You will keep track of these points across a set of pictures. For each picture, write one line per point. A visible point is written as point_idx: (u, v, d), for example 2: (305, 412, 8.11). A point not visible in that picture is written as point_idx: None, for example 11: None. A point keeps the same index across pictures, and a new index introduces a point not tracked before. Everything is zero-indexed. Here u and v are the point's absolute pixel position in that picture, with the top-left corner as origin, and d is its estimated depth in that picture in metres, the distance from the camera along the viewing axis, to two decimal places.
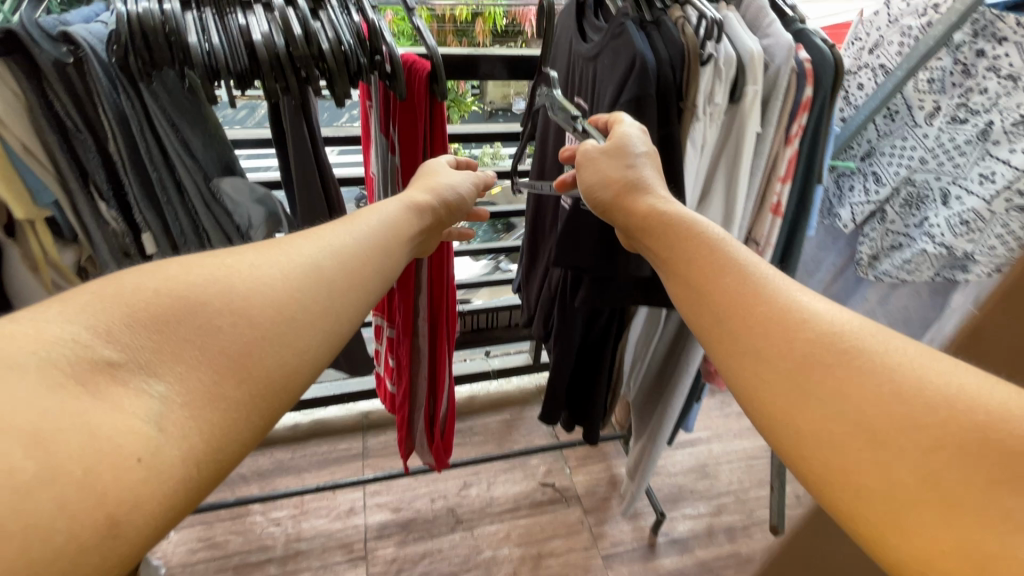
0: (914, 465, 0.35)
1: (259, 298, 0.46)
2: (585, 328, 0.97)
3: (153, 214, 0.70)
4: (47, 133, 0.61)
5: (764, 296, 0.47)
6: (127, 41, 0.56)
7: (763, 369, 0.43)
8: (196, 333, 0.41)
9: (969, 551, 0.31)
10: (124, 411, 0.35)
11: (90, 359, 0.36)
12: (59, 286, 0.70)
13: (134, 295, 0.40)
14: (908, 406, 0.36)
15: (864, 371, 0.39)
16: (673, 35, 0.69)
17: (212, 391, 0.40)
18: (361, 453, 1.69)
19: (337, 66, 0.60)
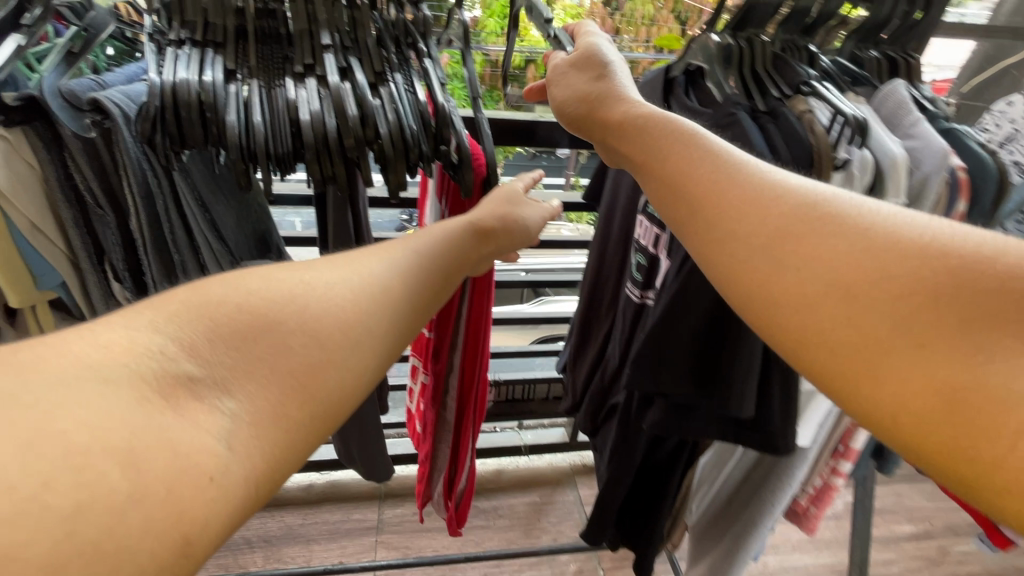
0: (888, 312, 0.31)
1: (330, 319, 0.34)
2: (648, 449, 0.83)
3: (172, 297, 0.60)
4: (62, 209, 0.53)
5: (741, 180, 0.40)
6: (155, 117, 0.48)
7: (740, 249, 0.38)
8: (273, 343, 0.31)
9: (945, 393, 0.29)
10: (215, 427, 0.27)
11: (172, 369, 0.28)
12: None
13: (217, 302, 0.31)
14: (883, 255, 0.33)
15: (838, 232, 0.35)
16: (799, 131, 0.57)
17: (283, 405, 0.30)
18: (376, 527, 1.54)
19: (394, 154, 0.51)
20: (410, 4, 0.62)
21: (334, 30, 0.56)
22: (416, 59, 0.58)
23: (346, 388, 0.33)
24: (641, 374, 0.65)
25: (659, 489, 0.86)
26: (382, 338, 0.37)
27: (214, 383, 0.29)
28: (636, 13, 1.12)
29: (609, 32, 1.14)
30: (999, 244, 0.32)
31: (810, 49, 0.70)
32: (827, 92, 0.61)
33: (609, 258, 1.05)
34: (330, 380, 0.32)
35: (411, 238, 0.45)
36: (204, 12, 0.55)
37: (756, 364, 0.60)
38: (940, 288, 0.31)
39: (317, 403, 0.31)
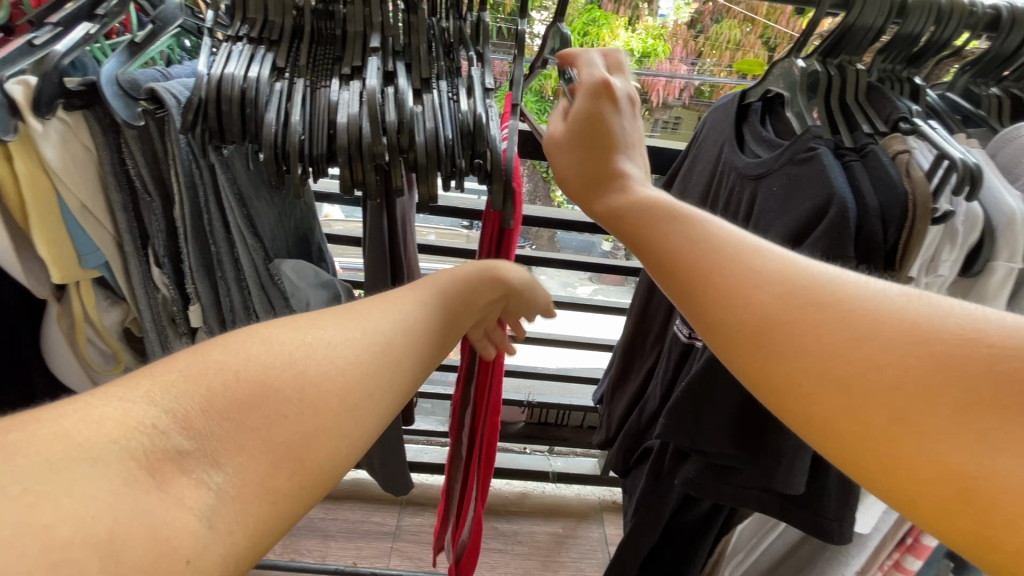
0: (884, 399, 0.27)
1: (331, 384, 0.32)
2: (676, 509, 0.75)
3: (205, 284, 0.60)
4: (112, 191, 0.54)
5: (726, 257, 0.35)
6: (198, 108, 0.48)
7: (728, 339, 0.33)
8: (270, 409, 0.30)
9: (957, 485, 0.25)
10: (201, 504, 0.26)
11: (164, 444, 0.27)
12: (98, 347, 0.62)
13: (212, 373, 0.30)
14: (871, 348, 0.28)
15: (818, 317, 0.31)
16: (889, 175, 0.49)
17: (272, 476, 0.29)
18: (393, 533, 1.52)
19: (427, 163, 0.48)
20: (471, 14, 0.61)
21: (387, 36, 0.55)
22: (467, 66, 0.55)
23: (339, 458, 0.32)
24: (676, 431, 0.58)
25: (687, 550, 0.78)
26: (381, 403, 0.35)
27: (205, 455, 0.28)
28: (720, 37, 1.06)
29: (690, 54, 1.09)
30: (997, 319, 0.27)
31: (914, 81, 0.62)
32: (932, 131, 0.52)
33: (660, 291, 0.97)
34: (322, 450, 0.31)
35: (420, 288, 0.44)
36: (265, 11, 0.56)
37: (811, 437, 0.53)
38: (937, 362, 0.27)
39: (306, 473, 0.30)
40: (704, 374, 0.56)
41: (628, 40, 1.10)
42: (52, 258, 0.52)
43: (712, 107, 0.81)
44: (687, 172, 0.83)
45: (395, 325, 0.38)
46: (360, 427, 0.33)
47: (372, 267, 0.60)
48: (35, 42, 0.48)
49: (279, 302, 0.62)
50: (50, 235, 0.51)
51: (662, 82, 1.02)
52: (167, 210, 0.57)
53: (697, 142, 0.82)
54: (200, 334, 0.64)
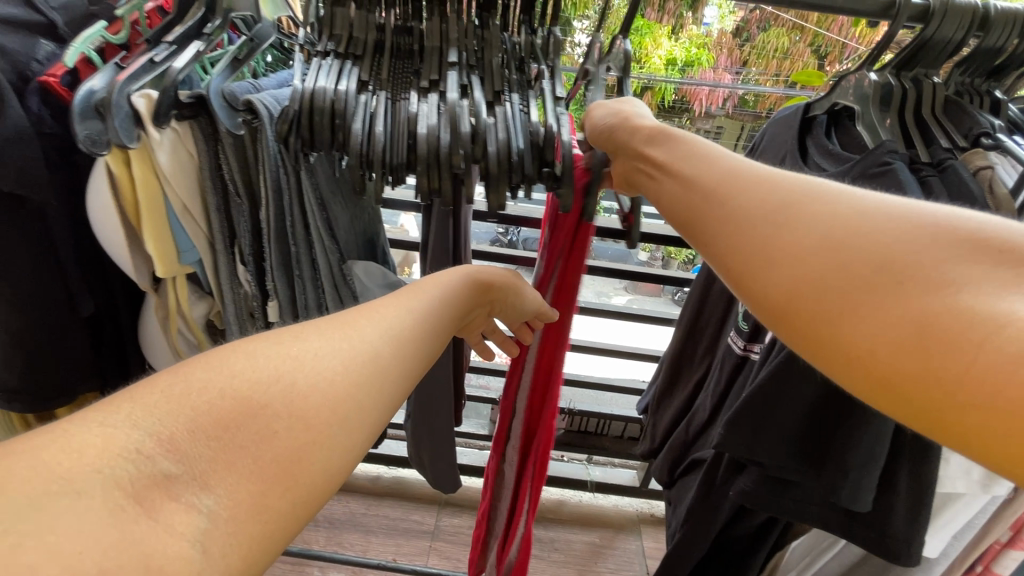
0: (873, 258, 0.29)
1: (317, 396, 0.34)
2: (729, 523, 0.74)
3: (283, 283, 0.64)
4: (209, 194, 0.58)
5: (743, 169, 0.39)
6: (293, 119, 0.51)
7: (741, 222, 0.35)
8: (259, 426, 0.31)
9: (925, 326, 0.26)
10: (191, 528, 0.26)
11: (150, 470, 0.27)
12: (185, 338, 0.66)
13: (197, 396, 0.31)
14: (872, 220, 0.31)
15: (823, 201, 0.33)
16: (969, 190, 0.49)
17: (266, 495, 0.29)
18: (432, 532, 1.55)
19: (497, 173, 0.50)
20: (543, 28, 0.63)
21: (462, 49, 0.58)
22: (538, 79, 0.58)
23: (332, 470, 0.33)
24: (733, 443, 0.57)
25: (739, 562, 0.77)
26: (368, 416, 0.36)
27: (193, 479, 0.28)
28: (767, 45, 1.06)
29: (735, 63, 1.08)
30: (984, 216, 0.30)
31: (995, 95, 0.61)
32: (1017, 146, 0.51)
33: (713, 301, 0.97)
34: (315, 464, 0.32)
35: (407, 296, 0.45)
36: (350, 28, 0.59)
37: (879, 455, 0.52)
38: (923, 234, 0.29)
39: (299, 490, 0.31)
40: (763, 389, 0.55)
41: (672, 48, 1.12)
42: (158, 253, 0.57)
43: (770, 118, 0.81)
44: None
45: (381, 337, 0.40)
46: (348, 439, 0.34)
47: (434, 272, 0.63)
48: (156, 59, 0.53)
49: (349, 301, 0.66)
50: (155, 233, 0.56)
51: (703, 92, 1.07)
52: (253, 213, 0.61)
53: (755, 154, 0.82)
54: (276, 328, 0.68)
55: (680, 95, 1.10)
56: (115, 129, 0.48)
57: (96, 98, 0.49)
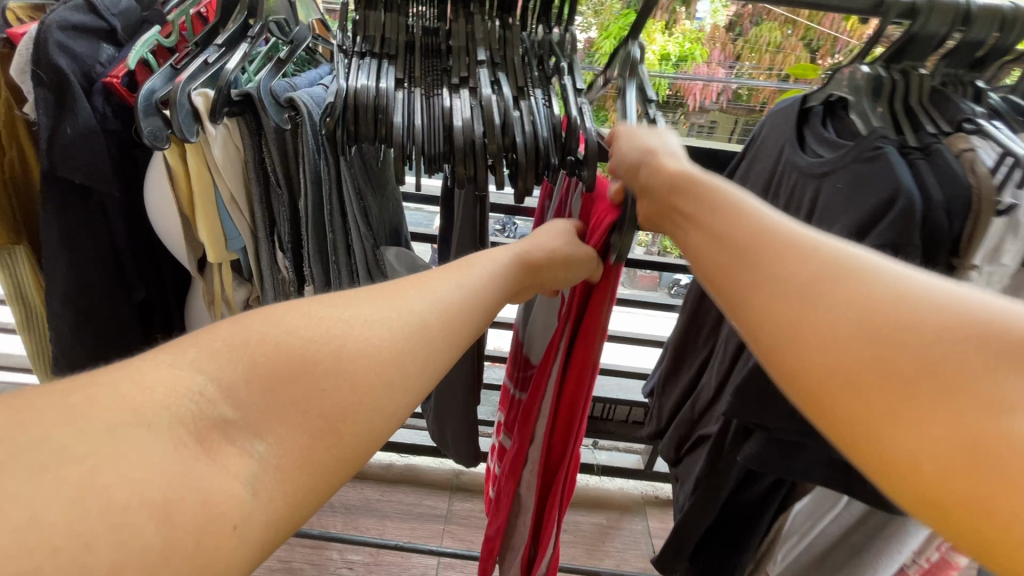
0: (918, 360, 0.28)
1: (365, 359, 0.37)
2: (738, 486, 0.80)
3: (319, 269, 0.68)
4: (253, 185, 0.63)
5: (778, 230, 0.37)
6: (339, 116, 0.56)
7: (778, 292, 0.34)
8: (309, 383, 0.35)
9: (968, 439, 0.25)
10: (242, 471, 0.30)
11: (210, 413, 0.31)
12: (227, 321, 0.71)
13: (250, 351, 0.34)
14: (915, 309, 0.30)
15: (862, 280, 0.32)
16: (954, 171, 0.53)
17: (311, 448, 0.33)
18: (444, 515, 1.60)
19: (526, 162, 0.56)
20: (559, 25, 0.68)
21: (488, 47, 0.63)
22: (557, 75, 0.63)
23: (373, 433, 0.36)
24: (743, 403, 0.62)
25: (745, 525, 0.83)
26: (410, 380, 0.39)
27: (247, 426, 0.32)
28: (760, 40, 1.11)
29: (729, 57, 1.13)
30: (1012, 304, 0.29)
31: (977, 85, 0.66)
32: (996, 130, 0.56)
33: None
34: (358, 427, 0.36)
35: (458, 270, 0.48)
36: (382, 29, 0.63)
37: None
38: (969, 334, 0.28)
39: (341, 445, 0.35)
40: None
41: (662, 45, 1.19)
42: (210, 239, 0.62)
43: (765, 113, 0.87)
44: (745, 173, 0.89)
45: (428, 305, 0.43)
46: (388, 404, 0.38)
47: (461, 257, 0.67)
48: (209, 60, 0.58)
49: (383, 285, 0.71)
50: (207, 221, 0.61)
51: (698, 86, 1.08)
52: (292, 203, 0.65)
53: (754, 145, 0.88)
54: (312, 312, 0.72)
55: (675, 90, 1.11)
56: (179, 126, 0.53)
57: (156, 96, 0.54)
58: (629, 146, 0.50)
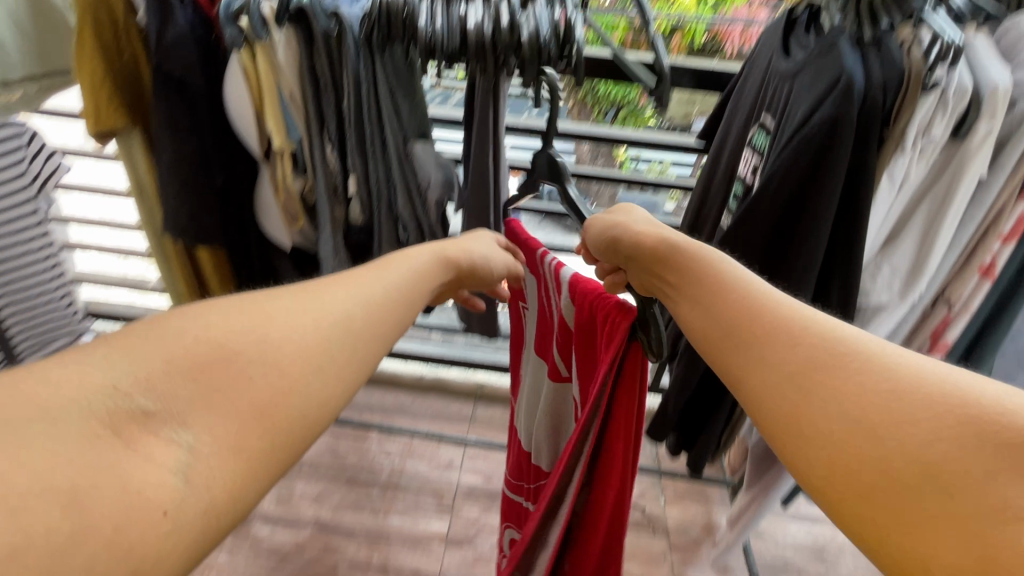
0: (918, 457, 0.27)
1: (289, 351, 0.35)
2: None
3: (359, 162, 0.83)
4: (307, 87, 0.77)
5: (782, 310, 0.38)
6: (376, 20, 0.69)
7: (775, 383, 0.35)
8: (233, 371, 0.32)
9: (972, 543, 0.24)
10: (172, 461, 0.27)
11: (127, 406, 0.28)
12: (288, 210, 0.85)
13: (175, 342, 0.31)
14: (905, 401, 0.30)
15: (857, 370, 0.32)
16: (894, 57, 0.62)
17: (243, 436, 0.30)
18: (469, 418, 1.80)
19: (529, 55, 0.67)
20: None
21: None
22: None
23: (306, 418, 0.34)
24: None
25: (719, 392, 0.97)
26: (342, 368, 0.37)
27: (172, 416, 0.29)
28: None
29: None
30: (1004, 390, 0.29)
31: None
32: (938, 22, 0.64)
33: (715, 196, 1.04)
34: (293, 408, 0.33)
35: (378, 267, 0.48)
36: None
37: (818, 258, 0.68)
38: (961, 423, 0.27)
39: (276, 428, 0.32)
40: (732, 226, 0.72)
41: None
42: (276, 129, 0.76)
43: (760, 33, 0.95)
44: (741, 87, 0.98)
45: (353, 303, 0.41)
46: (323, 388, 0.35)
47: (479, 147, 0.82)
48: None
49: (413, 174, 0.85)
50: (272, 112, 0.74)
51: (738, 31, 1.12)
52: (337, 102, 0.79)
53: (751, 59, 0.96)
54: (355, 200, 0.88)
55: (711, 36, 1.12)
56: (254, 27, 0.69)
57: (233, 8, 0.69)
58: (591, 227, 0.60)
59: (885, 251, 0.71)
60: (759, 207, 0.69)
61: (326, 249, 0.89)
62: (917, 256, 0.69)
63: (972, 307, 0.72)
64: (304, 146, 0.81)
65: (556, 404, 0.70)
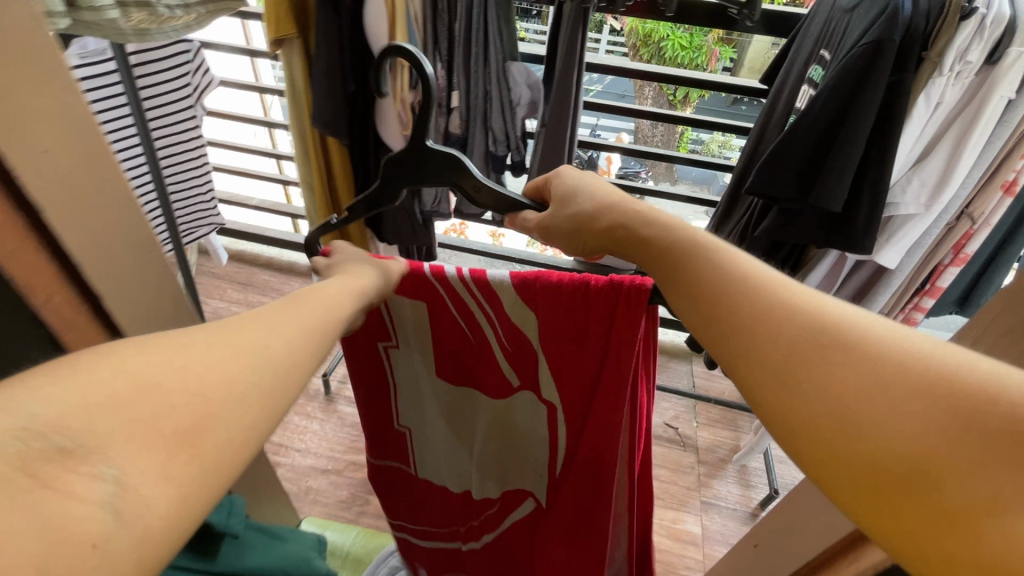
0: (908, 456, 0.26)
1: (241, 356, 0.30)
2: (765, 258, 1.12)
3: (462, 76, 1.01)
4: (428, 8, 0.95)
5: (761, 289, 0.35)
6: None
7: (757, 377, 0.32)
8: (163, 391, 0.26)
9: (968, 549, 0.23)
10: (98, 495, 0.22)
11: (37, 440, 0.22)
12: (402, 117, 1.02)
13: (97, 366, 0.25)
14: (892, 390, 0.27)
15: (838, 362, 0.29)
16: None
17: (174, 460, 0.25)
18: None
19: None
20: None
21: None
22: None
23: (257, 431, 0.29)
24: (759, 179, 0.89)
25: None
26: (298, 365, 0.32)
27: (97, 451, 0.23)
28: None
29: None
30: (995, 365, 0.27)
31: None
32: None
33: (770, 132, 1.11)
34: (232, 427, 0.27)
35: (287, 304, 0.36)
36: None
37: (853, 163, 0.80)
38: (946, 413, 0.26)
39: (216, 451, 0.26)
40: (784, 141, 0.85)
41: None
42: (402, 43, 0.92)
43: None
44: (807, 27, 1.05)
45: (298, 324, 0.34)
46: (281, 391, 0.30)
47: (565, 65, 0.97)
48: None
49: (507, 91, 1.01)
50: (401, 29, 0.92)
51: None
52: (451, 24, 0.97)
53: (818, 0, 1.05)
54: (455, 111, 1.05)
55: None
56: None
57: None
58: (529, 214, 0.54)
59: (916, 167, 0.83)
60: (803, 121, 0.82)
61: None
62: (945, 171, 0.81)
63: (992, 218, 0.87)
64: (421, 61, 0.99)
65: (515, 430, 0.67)
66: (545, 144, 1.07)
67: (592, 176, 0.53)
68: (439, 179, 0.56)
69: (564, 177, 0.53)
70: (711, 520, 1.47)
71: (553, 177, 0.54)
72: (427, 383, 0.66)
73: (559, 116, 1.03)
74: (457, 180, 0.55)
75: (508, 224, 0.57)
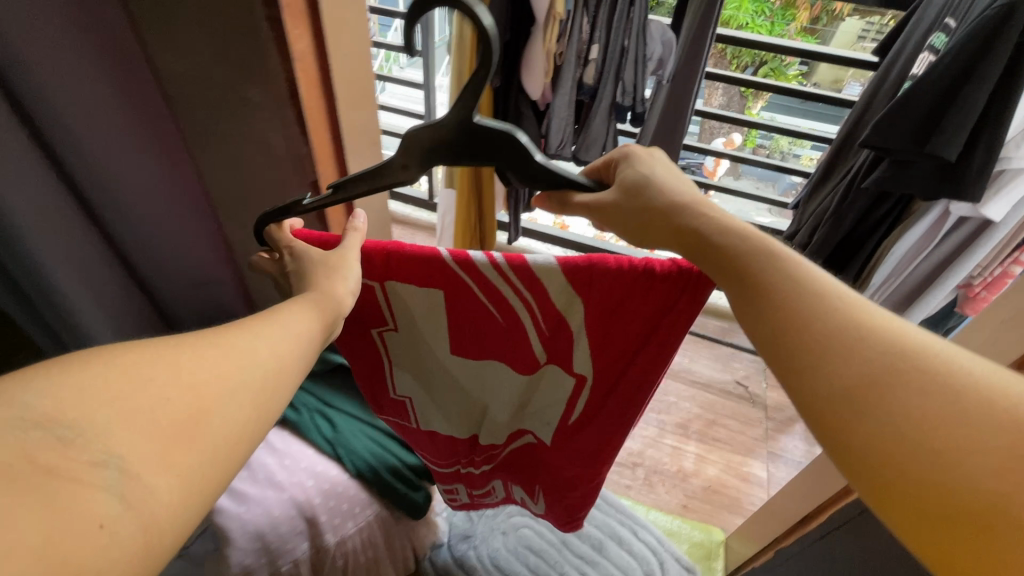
0: (994, 497, 0.26)
1: (229, 359, 0.31)
2: (861, 215, 1.09)
3: (603, 32, 1.08)
4: None
5: (835, 301, 0.33)
6: None
7: (825, 399, 0.31)
8: (156, 386, 0.27)
9: None
10: (103, 480, 0.24)
11: (46, 432, 0.24)
12: (545, 72, 1.10)
13: (100, 367, 0.27)
14: (982, 428, 0.27)
15: (925, 390, 0.28)
16: None
17: (170, 449, 0.26)
18: None
19: None
20: None
21: None
22: None
23: (243, 418, 0.30)
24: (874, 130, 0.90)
25: (853, 249, 1.14)
26: (281, 369, 0.33)
27: (95, 441, 0.24)
28: None
29: None
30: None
31: None
32: None
33: (878, 101, 1.03)
34: (219, 419, 0.29)
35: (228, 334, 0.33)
36: None
37: (973, 116, 0.82)
38: None
39: (206, 440, 0.28)
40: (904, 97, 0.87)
41: None
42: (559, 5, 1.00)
43: None
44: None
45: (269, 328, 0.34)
46: (271, 380, 0.32)
47: (696, 24, 1.03)
48: None
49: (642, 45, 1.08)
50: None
51: None
52: None
53: None
54: (592, 66, 1.12)
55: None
56: None
57: None
58: (586, 193, 0.42)
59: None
60: (927, 82, 0.84)
61: (561, 104, 1.16)
62: None
63: None
64: (567, 17, 1.06)
65: (533, 410, 0.59)
66: (669, 96, 1.14)
67: (664, 162, 0.44)
68: (475, 161, 0.40)
69: (639, 161, 0.43)
70: (777, 472, 1.41)
71: (621, 157, 0.44)
72: (437, 366, 0.56)
73: (687, 70, 1.10)
74: (503, 167, 0.40)
75: (546, 202, 0.45)
